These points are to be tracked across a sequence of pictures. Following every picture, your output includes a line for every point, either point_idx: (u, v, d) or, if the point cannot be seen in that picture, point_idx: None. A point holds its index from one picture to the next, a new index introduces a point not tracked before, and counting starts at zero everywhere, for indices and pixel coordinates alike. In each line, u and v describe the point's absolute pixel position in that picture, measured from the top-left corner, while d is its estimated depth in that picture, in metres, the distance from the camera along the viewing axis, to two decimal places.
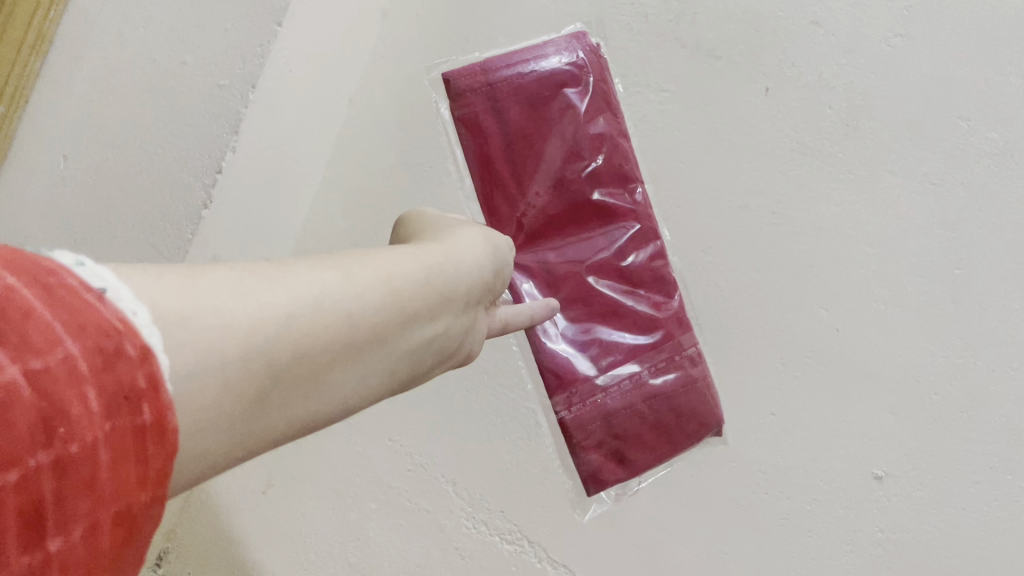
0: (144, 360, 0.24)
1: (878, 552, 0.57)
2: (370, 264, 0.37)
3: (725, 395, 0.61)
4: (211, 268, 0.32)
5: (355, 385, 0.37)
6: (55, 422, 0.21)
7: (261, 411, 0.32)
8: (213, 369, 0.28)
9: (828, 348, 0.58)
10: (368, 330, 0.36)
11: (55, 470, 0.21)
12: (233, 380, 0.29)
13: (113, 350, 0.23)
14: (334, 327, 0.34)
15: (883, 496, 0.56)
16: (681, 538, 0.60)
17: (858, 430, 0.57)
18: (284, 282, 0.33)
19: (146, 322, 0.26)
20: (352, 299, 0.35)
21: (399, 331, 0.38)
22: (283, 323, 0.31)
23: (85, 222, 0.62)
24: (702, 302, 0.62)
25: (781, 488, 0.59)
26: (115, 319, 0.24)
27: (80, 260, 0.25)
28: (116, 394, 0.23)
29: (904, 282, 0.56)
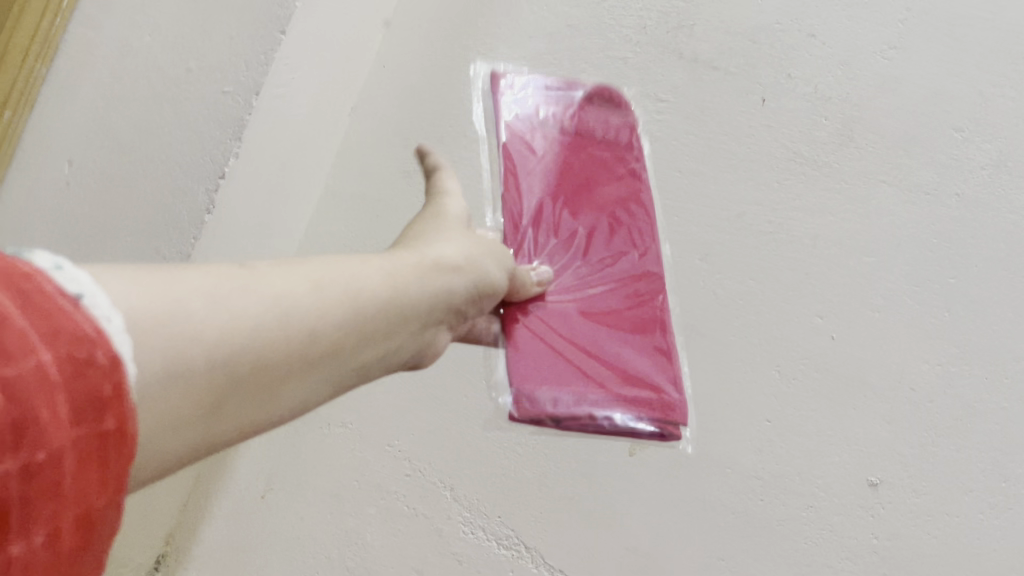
0: (115, 369, 0.22)
1: (874, 559, 0.56)
2: (342, 273, 0.35)
3: (725, 404, 0.59)
4: (179, 271, 0.29)
5: (311, 399, 0.35)
6: (26, 427, 0.19)
7: (216, 418, 0.30)
8: (177, 377, 0.27)
9: (823, 355, 0.58)
10: (329, 344, 0.34)
11: (24, 476, 0.19)
12: (187, 387, 0.28)
13: (87, 358, 0.21)
14: (295, 339, 0.32)
15: (877, 504, 0.56)
16: (676, 543, 0.60)
17: (852, 438, 0.57)
18: (256, 290, 0.31)
19: (120, 331, 0.23)
20: (323, 311, 0.33)
21: (362, 344, 0.36)
22: (243, 339, 0.30)
23: (86, 228, 0.63)
24: (700, 311, 0.60)
25: (777, 494, 0.58)
26: (89, 326, 0.22)
27: (59, 263, 0.23)
28: (87, 402, 0.21)
29: (899, 291, 0.57)
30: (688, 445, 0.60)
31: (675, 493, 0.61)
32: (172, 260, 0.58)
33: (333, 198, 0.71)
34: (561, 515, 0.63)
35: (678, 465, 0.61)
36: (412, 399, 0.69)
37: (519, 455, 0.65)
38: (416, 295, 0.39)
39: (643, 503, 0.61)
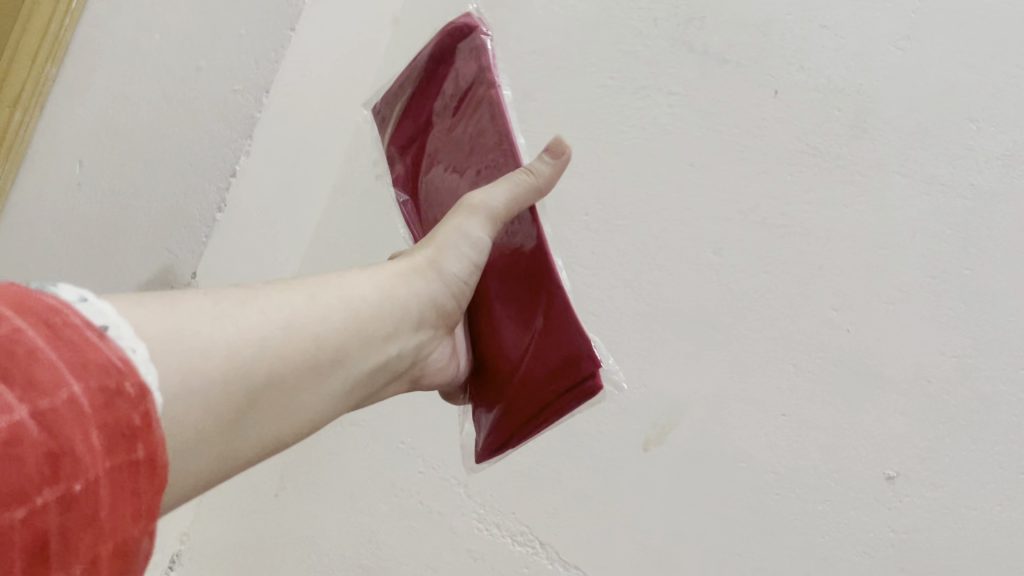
0: (145, 400, 0.22)
1: (890, 552, 0.56)
2: (337, 287, 0.38)
3: (738, 397, 0.60)
4: (189, 293, 0.33)
5: (326, 406, 0.38)
6: (62, 460, 0.20)
7: (238, 429, 0.33)
8: (196, 391, 0.30)
9: (838, 349, 0.58)
10: (333, 351, 0.37)
11: (61, 508, 0.20)
12: (206, 402, 0.31)
13: (116, 389, 0.22)
14: (298, 351, 0.35)
15: (895, 497, 0.56)
16: (691, 538, 0.60)
17: (868, 432, 0.57)
18: (258, 306, 0.34)
19: (143, 359, 0.25)
20: (320, 322, 0.36)
21: (366, 352, 0.39)
22: (249, 353, 0.33)
23: (95, 228, 0.62)
24: (713, 305, 0.61)
25: (793, 489, 0.58)
26: (118, 357, 0.23)
27: (83, 295, 0.24)
28: (118, 432, 0.21)
29: (914, 282, 0.57)
30: (703, 440, 0.60)
31: (690, 488, 0.60)
32: (188, 261, 0.58)
33: (343, 193, 0.71)
34: (576, 511, 0.63)
35: (692, 461, 0.60)
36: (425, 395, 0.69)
37: (533, 452, 0.65)
38: (418, 304, 0.42)
39: (656, 500, 0.61)
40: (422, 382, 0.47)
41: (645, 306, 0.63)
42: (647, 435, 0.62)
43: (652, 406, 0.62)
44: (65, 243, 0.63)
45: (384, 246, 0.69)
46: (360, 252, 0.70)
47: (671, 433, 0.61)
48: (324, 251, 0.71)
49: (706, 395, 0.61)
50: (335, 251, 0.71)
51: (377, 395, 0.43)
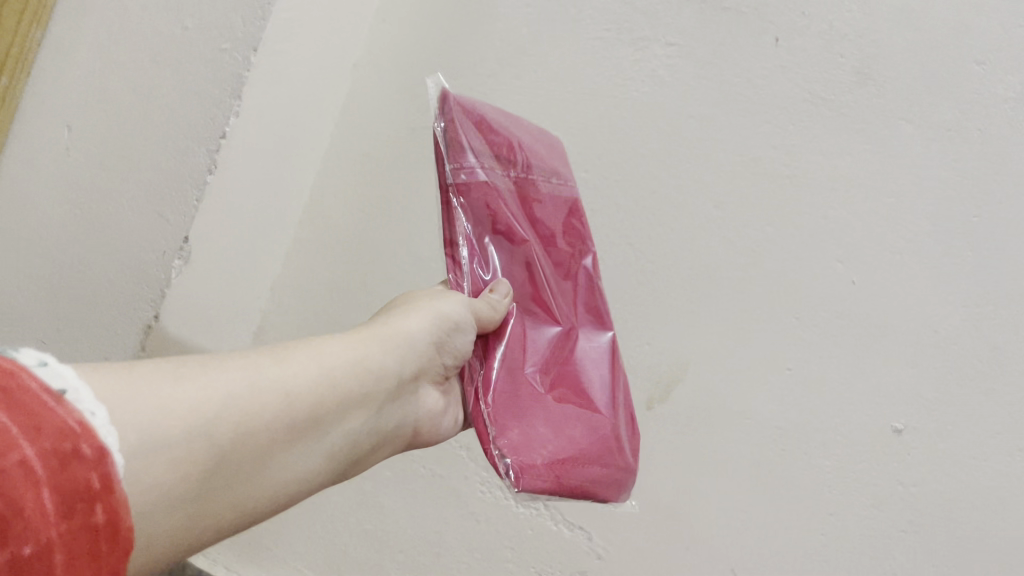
0: (99, 460, 0.25)
1: (899, 506, 0.55)
2: (304, 349, 0.38)
3: (742, 352, 0.59)
4: (148, 360, 0.32)
5: (300, 471, 0.37)
6: (14, 523, 0.22)
7: (204, 493, 0.32)
8: (157, 449, 0.29)
9: (842, 302, 0.57)
10: (306, 412, 0.36)
11: (13, 567, 0.22)
12: (172, 462, 0.30)
13: (71, 451, 0.24)
14: (265, 413, 0.34)
15: (902, 451, 0.55)
16: (695, 496, 0.59)
17: (875, 384, 0.56)
18: (221, 367, 0.34)
19: (104, 422, 0.26)
20: (290, 382, 0.36)
21: (341, 414, 0.38)
22: (210, 416, 0.32)
23: (85, 194, 0.61)
24: (715, 260, 0.60)
25: (799, 445, 0.57)
26: (73, 419, 0.25)
27: (42, 359, 0.26)
28: (74, 493, 0.24)
29: (920, 232, 0.55)
30: (707, 398, 0.59)
31: (694, 446, 0.60)
32: (181, 227, 0.56)
33: (337, 155, 0.70)
34: None
35: (696, 419, 0.60)
36: None
37: None
38: (385, 359, 0.41)
39: (660, 460, 0.61)
40: (401, 443, 0.44)
41: (645, 264, 0.62)
42: (651, 394, 0.61)
43: (656, 364, 0.61)
44: (55, 211, 0.62)
45: (381, 210, 0.68)
46: (357, 216, 0.69)
47: (675, 389, 0.60)
48: (322, 217, 0.70)
49: (709, 352, 0.60)
50: (333, 217, 0.70)
51: (354, 462, 0.41)
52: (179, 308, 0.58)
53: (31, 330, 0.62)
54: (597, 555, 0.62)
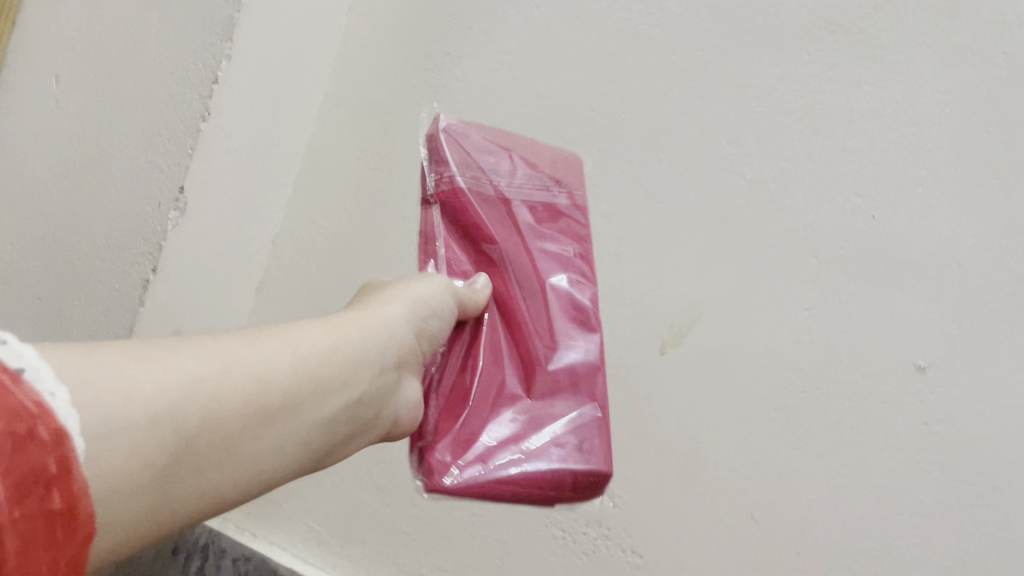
0: (55, 445, 0.25)
1: (923, 446, 0.53)
2: (282, 334, 0.37)
3: (758, 292, 0.57)
4: (118, 342, 0.32)
5: (278, 459, 0.36)
6: None
7: (169, 480, 0.31)
8: (119, 433, 0.29)
9: (862, 237, 0.55)
10: (283, 398, 0.35)
11: None
12: (133, 443, 0.29)
13: (30, 433, 0.24)
14: (238, 400, 0.33)
15: (927, 388, 0.53)
16: (712, 443, 0.57)
17: (897, 321, 0.54)
18: (193, 351, 0.33)
19: (64, 403, 0.27)
20: (263, 368, 0.35)
21: (319, 400, 0.37)
22: (176, 402, 0.31)
23: (76, 145, 0.59)
24: (728, 197, 0.58)
25: (818, 385, 0.55)
26: (30, 402, 0.25)
27: (4, 341, 0.26)
28: (30, 475, 0.23)
29: (943, 162, 0.53)
30: (723, 342, 0.57)
31: (711, 391, 0.57)
32: (174, 176, 0.55)
33: (337, 105, 0.69)
34: None
35: (713, 362, 0.58)
36: None
37: None
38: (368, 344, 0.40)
39: (675, 407, 0.58)
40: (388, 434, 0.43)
41: (657, 205, 0.60)
42: (663, 338, 0.59)
43: (669, 308, 0.59)
44: (47, 164, 0.60)
45: (383, 158, 0.67)
46: (359, 166, 0.67)
47: (690, 333, 0.58)
48: (322, 167, 0.69)
49: (724, 293, 0.58)
50: (333, 167, 0.68)
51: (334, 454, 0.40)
52: (177, 260, 0.57)
53: (26, 288, 0.60)
54: (613, 505, 0.60)
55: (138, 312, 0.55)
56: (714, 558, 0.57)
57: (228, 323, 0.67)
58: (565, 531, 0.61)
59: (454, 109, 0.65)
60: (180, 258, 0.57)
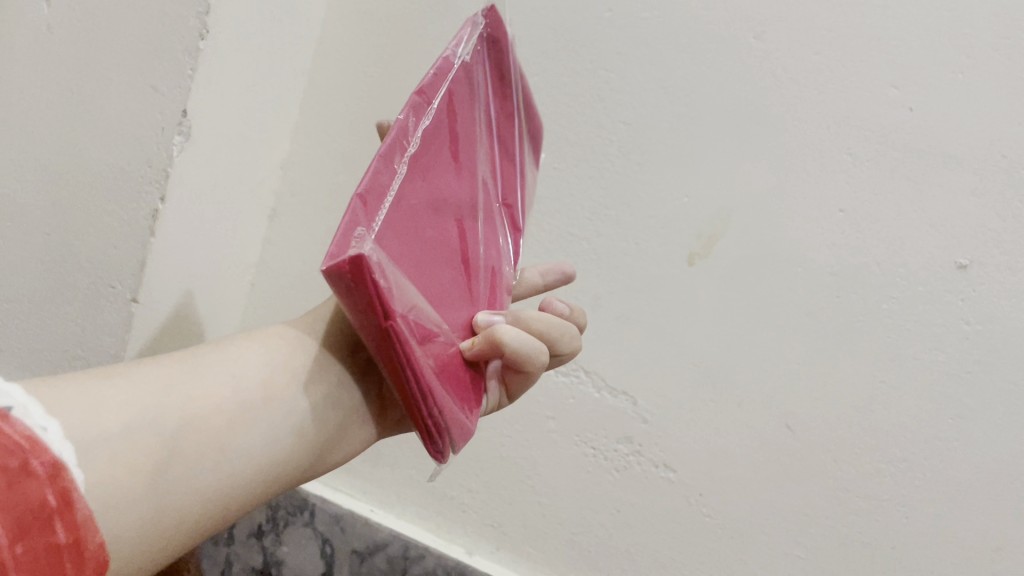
0: (53, 476, 0.25)
1: (964, 346, 0.51)
2: (246, 342, 0.38)
3: (790, 193, 0.54)
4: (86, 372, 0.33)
5: (279, 454, 0.36)
6: None
7: (164, 483, 0.31)
8: (99, 444, 0.29)
9: (899, 130, 0.52)
10: (261, 393, 0.36)
11: None
12: (118, 451, 0.30)
13: (24, 468, 0.24)
14: (218, 401, 0.34)
15: (968, 286, 0.51)
16: (745, 353, 0.56)
17: (936, 217, 0.51)
18: (155, 368, 0.34)
19: (56, 437, 0.27)
20: (231, 370, 0.36)
21: (306, 390, 0.37)
22: (149, 409, 0.32)
23: (73, 72, 0.56)
24: (756, 96, 0.55)
25: (854, 288, 0.53)
26: (22, 436, 0.25)
27: None
28: (30, 511, 0.24)
29: (984, 46, 0.50)
30: (754, 247, 0.55)
31: (741, 299, 0.56)
32: (176, 99, 0.52)
33: (341, 20, 0.65)
34: (617, 335, 0.59)
35: (743, 270, 0.55)
36: None
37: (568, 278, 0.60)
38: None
39: (704, 318, 0.57)
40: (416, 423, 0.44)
41: (680, 107, 0.57)
42: (691, 248, 0.57)
43: (695, 216, 0.57)
44: (44, 94, 0.58)
45: (393, 74, 0.64)
46: (366, 83, 0.65)
47: (718, 241, 0.56)
48: (329, 87, 0.66)
49: (754, 198, 0.55)
50: (340, 86, 0.65)
51: (341, 447, 0.40)
52: (184, 188, 0.55)
53: (33, 222, 0.59)
54: (644, 420, 0.58)
55: (149, 243, 0.54)
56: (746, 468, 0.56)
57: (242, 253, 0.65)
58: (595, 448, 0.60)
59: (462, 17, 0.62)
60: (187, 185, 0.55)
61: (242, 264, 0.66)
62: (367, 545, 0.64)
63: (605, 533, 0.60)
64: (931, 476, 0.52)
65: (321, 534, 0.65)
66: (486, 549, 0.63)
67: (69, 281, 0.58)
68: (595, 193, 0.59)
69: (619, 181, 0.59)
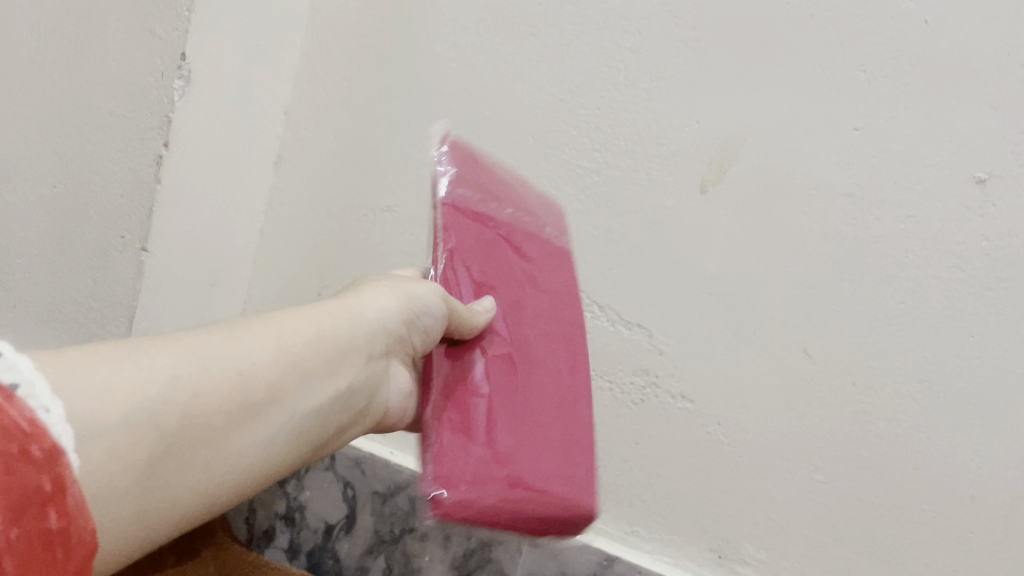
0: (50, 463, 0.26)
1: (985, 264, 0.50)
2: (256, 329, 0.39)
3: (803, 114, 0.53)
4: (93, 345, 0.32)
5: (262, 450, 0.38)
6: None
7: (156, 477, 0.32)
8: (109, 432, 0.30)
9: (915, 44, 0.51)
10: (260, 392, 0.37)
11: None
12: (120, 444, 0.30)
13: (24, 451, 0.25)
14: (226, 395, 0.35)
15: (988, 202, 0.50)
16: (760, 279, 0.55)
17: (954, 133, 0.50)
18: (170, 348, 0.34)
19: (58, 418, 0.28)
20: (241, 360, 0.37)
21: (294, 392, 0.39)
22: (159, 400, 0.32)
23: (68, 21, 0.56)
24: (767, 16, 0.54)
25: (870, 210, 0.52)
26: (25, 422, 0.26)
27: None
28: (28, 493, 0.24)
29: None
30: (767, 171, 0.54)
31: (756, 225, 0.55)
32: (174, 43, 0.52)
33: None
34: (632, 267, 0.58)
35: (757, 196, 0.55)
36: None
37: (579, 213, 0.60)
38: (340, 335, 0.43)
39: (718, 245, 0.56)
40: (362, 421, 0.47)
41: (688, 31, 0.56)
42: (703, 175, 0.56)
43: (706, 143, 0.56)
44: (39, 44, 0.57)
45: (393, 13, 0.63)
46: (367, 23, 0.63)
47: (731, 167, 0.55)
48: (328, 29, 0.64)
49: (767, 122, 0.54)
50: (340, 26, 0.64)
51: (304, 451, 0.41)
52: (187, 132, 0.55)
53: (38, 175, 0.58)
54: (660, 353, 0.58)
55: (156, 191, 0.54)
56: (764, 396, 0.56)
57: (250, 201, 0.65)
58: (612, 381, 0.60)
59: None
60: (190, 131, 0.55)
61: (251, 213, 0.66)
62: (388, 486, 0.64)
63: (623, 465, 0.60)
64: (953, 397, 0.51)
65: (342, 477, 0.66)
66: None
67: (77, 232, 0.58)
68: (604, 124, 0.58)
69: (628, 112, 0.58)
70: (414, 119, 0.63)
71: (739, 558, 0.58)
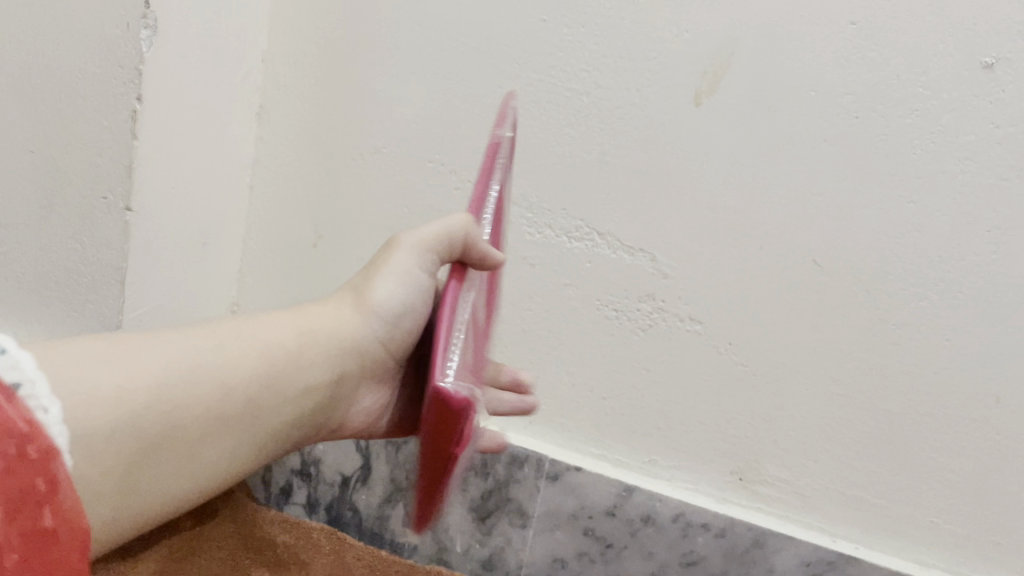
0: (49, 462, 0.24)
1: (997, 153, 0.48)
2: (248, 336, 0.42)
3: (796, 12, 0.51)
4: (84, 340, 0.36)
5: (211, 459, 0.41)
6: None
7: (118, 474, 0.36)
8: (75, 441, 0.33)
9: None
10: (220, 414, 0.40)
11: None
12: (93, 439, 0.34)
13: (18, 453, 0.23)
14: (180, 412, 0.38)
15: (996, 86, 0.47)
16: (764, 188, 0.53)
17: (957, 16, 0.47)
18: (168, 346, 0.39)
19: (57, 420, 0.27)
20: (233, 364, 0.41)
21: (256, 409, 0.42)
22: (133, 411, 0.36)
23: None
24: None
25: (872, 106, 0.50)
26: (21, 419, 0.24)
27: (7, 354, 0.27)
28: (20, 495, 0.22)
29: None
30: (762, 76, 0.52)
31: (754, 135, 0.53)
32: None
33: None
34: (630, 188, 0.56)
35: (753, 104, 0.52)
36: (444, 105, 0.60)
37: (571, 137, 0.57)
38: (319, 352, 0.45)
39: (717, 158, 0.54)
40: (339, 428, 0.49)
41: None
42: (697, 87, 0.53)
43: (697, 52, 0.53)
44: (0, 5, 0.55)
45: None
46: None
47: (724, 75, 0.53)
48: None
49: (759, 23, 0.52)
50: None
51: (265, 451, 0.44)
52: (162, 84, 0.53)
53: (14, 141, 0.57)
54: (665, 276, 0.56)
55: (134, 148, 0.53)
56: (775, 311, 0.54)
57: (235, 155, 0.63)
58: (617, 310, 0.58)
59: None
60: (166, 83, 0.53)
61: (236, 168, 0.64)
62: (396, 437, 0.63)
63: (637, 394, 0.59)
64: (971, 294, 0.50)
65: None
66: (518, 425, 0.62)
67: (61, 197, 0.57)
68: (589, 42, 0.56)
69: (613, 26, 0.55)
70: (395, 56, 0.61)
71: (760, 479, 0.56)
